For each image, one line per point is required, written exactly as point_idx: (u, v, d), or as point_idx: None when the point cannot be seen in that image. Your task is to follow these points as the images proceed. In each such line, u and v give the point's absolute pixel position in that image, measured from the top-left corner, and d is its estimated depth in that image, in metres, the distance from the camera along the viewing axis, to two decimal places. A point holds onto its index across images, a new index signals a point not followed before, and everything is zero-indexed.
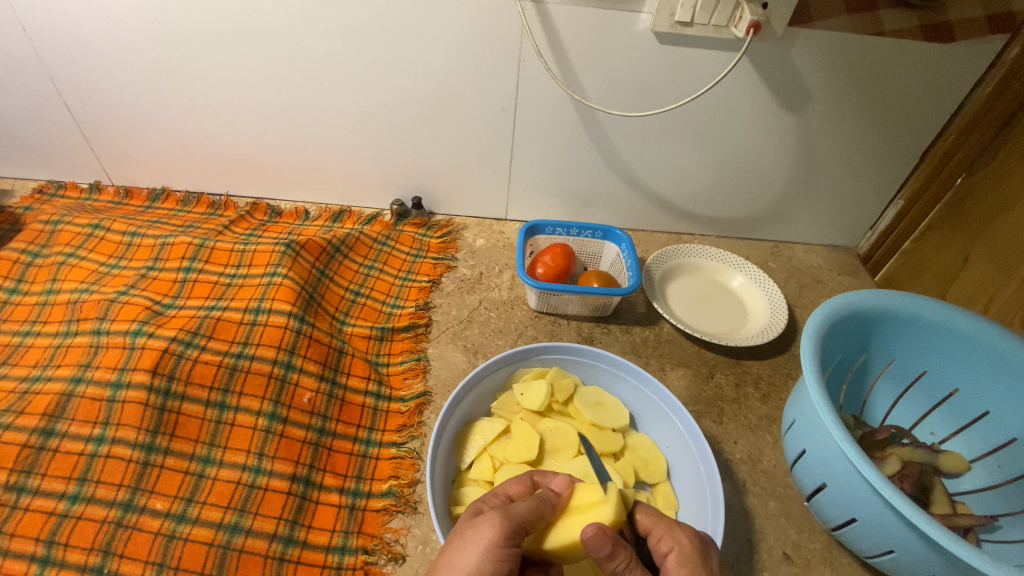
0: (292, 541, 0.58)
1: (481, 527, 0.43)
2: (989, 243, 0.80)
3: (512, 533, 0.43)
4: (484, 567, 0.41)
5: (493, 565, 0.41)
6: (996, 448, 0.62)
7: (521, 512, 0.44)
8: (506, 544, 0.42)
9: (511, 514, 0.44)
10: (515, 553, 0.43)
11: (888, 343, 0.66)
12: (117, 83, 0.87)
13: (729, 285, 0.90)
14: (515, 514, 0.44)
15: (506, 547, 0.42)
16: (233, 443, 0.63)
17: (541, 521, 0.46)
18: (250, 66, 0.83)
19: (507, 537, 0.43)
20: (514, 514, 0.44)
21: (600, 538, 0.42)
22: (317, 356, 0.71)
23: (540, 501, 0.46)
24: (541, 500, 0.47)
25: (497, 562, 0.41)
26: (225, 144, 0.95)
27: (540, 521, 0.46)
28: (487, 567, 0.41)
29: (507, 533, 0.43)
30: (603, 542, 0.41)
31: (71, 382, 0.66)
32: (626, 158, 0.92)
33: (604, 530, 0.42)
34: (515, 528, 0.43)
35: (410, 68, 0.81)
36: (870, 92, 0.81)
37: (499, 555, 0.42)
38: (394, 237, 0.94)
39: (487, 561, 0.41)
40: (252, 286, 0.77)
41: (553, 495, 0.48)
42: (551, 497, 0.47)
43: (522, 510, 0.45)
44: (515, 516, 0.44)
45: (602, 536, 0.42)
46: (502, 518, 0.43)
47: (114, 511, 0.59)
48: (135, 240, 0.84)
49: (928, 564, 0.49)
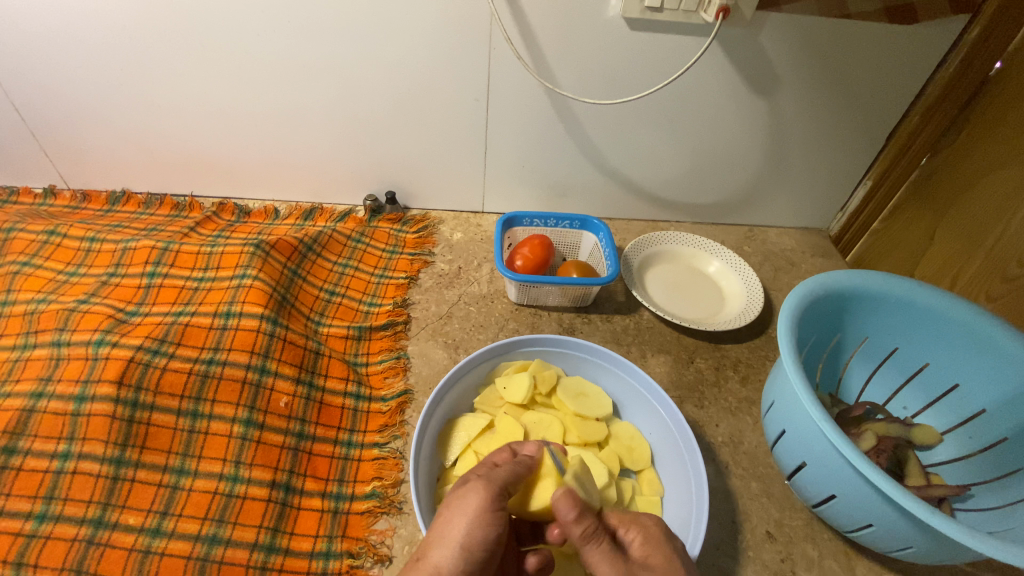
0: (274, 550, 0.55)
1: (468, 496, 0.43)
2: (954, 220, 0.83)
3: (496, 495, 0.43)
4: (474, 533, 0.41)
5: (484, 530, 0.42)
6: (966, 420, 0.64)
7: (501, 476, 0.45)
8: (494, 508, 0.43)
9: (494, 479, 0.45)
10: (502, 515, 0.43)
11: (862, 322, 0.68)
12: (67, 81, 0.83)
13: (705, 270, 0.92)
14: (496, 479, 0.45)
15: (494, 511, 0.42)
16: (209, 452, 0.60)
17: (520, 481, 0.46)
18: (209, 60, 0.79)
19: (494, 502, 0.43)
20: (496, 479, 0.45)
21: (567, 501, 0.42)
22: (292, 359, 0.68)
23: (517, 464, 0.47)
24: (517, 463, 0.47)
25: (487, 526, 0.42)
26: (188, 144, 0.92)
27: (519, 482, 0.46)
28: (477, 533, 0.41)
29: (493, 497, 0.43)
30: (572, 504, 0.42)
31: (32, 398, 0.62)
32: (601, 146, 0.92)
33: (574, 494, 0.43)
34: (500, 492, 0.44)
35: (377, 61, 0.79)
36: (838, 75, 0.82)
37: (489, 520, 0.42)
38: (368, 233, 0.92)
39: (479, 526, 0.42)
40: (220, 290, 0.73)
41: (527, 457, 0.49)
42: (527, 458, 0.49)
43: (502, 474, 0.45)
44: (496, 480, 0.45)
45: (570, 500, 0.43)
46: (485, 483, 0.44)
47: (84, 529, 0.55)
48: (94, 246, 0.79)
49: (906, 537, 0.50)
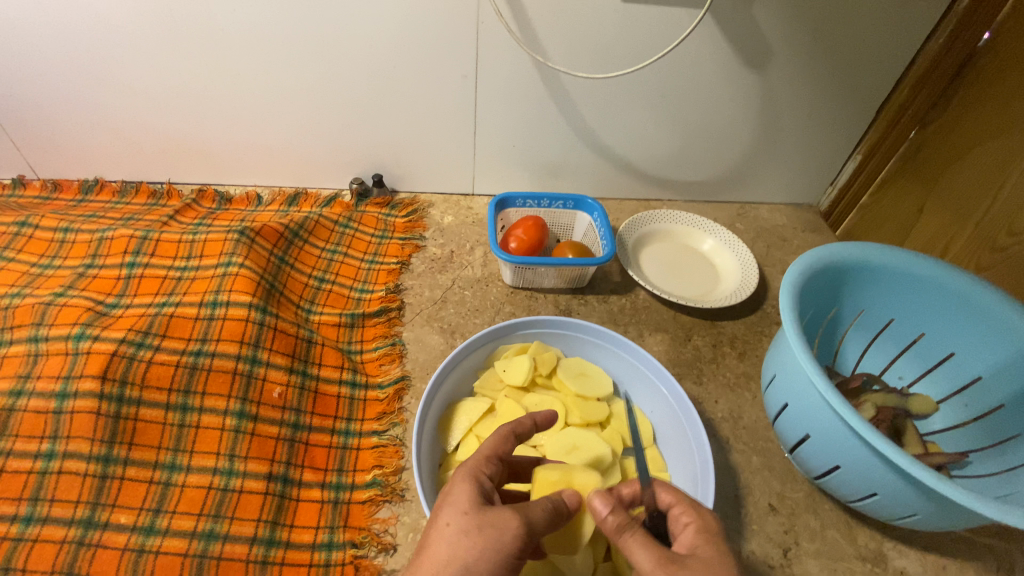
0: (274, 543, 0.54)
1: (503, 530, 0.39)
2: (943, 193, 0.84)
3: (529, 539, 0.39)
4: (497, 571, 0.38)
5: (481, 532, 0.39)
6: (962, 388, 0.64)
7: (512, 484, 0.43)
8: (523, 551, 0.39)
9: (533, 521, 0.40)
10: (525, 557, 0.40)
11: (858, 294, 0.68)
12: (29, 63, 0.78)
13: (700, 248, 0.91)
14: (505, 485, 0.43)
15: (523, 554, 0.39)
16: (201, 447, 0.58)
17: (552, 527, 0.43)
18: (182, 37, 0.75)
19: (495, 505, 0.41)
20: (534, 520, 0.40)
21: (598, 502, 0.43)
22: (283, 348, 0.65)
23: (558, 507, 0.43)
24: (558, 505, 0.43)
25: (510, 565, 0.38)
26: (164, 128, 0.88)
27: (532, 499, 0.44)
28: (500, 569, 0.38)
29: (526, 539, 0.39)
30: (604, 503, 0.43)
31: (10, 396, 0.59)
32: (593, 124, 0.90)
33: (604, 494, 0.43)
34: (503, 494, 0.42)
35: (361, 37, 0.76)
36: (831, 46, 0.82)
37: (514, 559, 0.39)
38: (356, 218, 0.90)
39: (503, 565, 0.38)
40: (205, 279, 0.70)
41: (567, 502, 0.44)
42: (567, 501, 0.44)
43: (541, 516, 0.41)
44: (534, 522, 0.40)
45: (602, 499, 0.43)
46: (524, 524, 0.39)
47: (74, 530, 0.53)
48: (69, 236, 0.75)
49: (910, 504, 0.50)
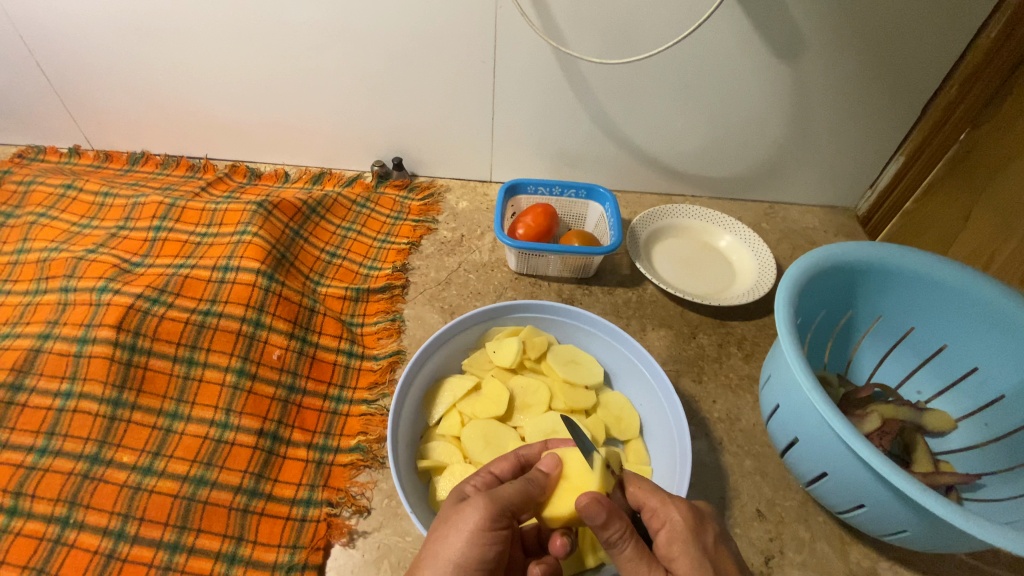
0: (257, 494, 0.57)
1: (466, 513, 0.42)
2: (990, 201, 0.76)
3: (497, 516, 0.42)
4: (468, 552, 0.40)
5: (480, 548, 0.41)
6: (984, 406, 0.59)
7: (507, 494, 0.43)
8: (491, 527, 0.41)
9: (497, 496, 0.43)
10: (502, 534, 0.42)
11: (875, 299, 0.64)
12: (85, 41, 0.85)
13: (717, 245, 0.88)
14: (501, 496, 0.43)
15: (492, 530, 0.41)
16: (201, 399, 0.62)
17: (529, 502, 0.45)
18: (219, 20, 0.80)
19: (494, 520, 0.42)
20: (500, 497, 0.43)
21: (593, 507, 0.40)
22: (286, 314, 0.69)
23: (528, 483, 0.45)
24: (528, 482, 0.45)
25: (484, 546, 0.41)
26: (202, 106, 0.93)
27: (528, 503, 0.44)
28: (471, 552, 0.40)
29: (493, 517, 0.42)
30: (598, 512, 0.39)
31: (39, 339, 0.65)
32: (613, 113, 0.89)
33: (600, 499, 0.40)
34: (502, 510, 0.42)
35: (382, 22, 0.78)
36: (869, 36, 0.77)
37: (485, 539, 0.41)
38: (374, 199, 0.92)
39: (473, 546, 0.40)
40: (221, 245, 0.74)
41: (541, 476, 0.46)
42: (539, 477, 0.46)
43: (507, 493, 0.43)
44: (500, 499, 0.43)
45: (597, 507, 0.40)
46: (486, 502, 0.42)
47: (81, 464, 0.58)
48: (107, 201, 0.82)
49: (900, 519, 0.47)
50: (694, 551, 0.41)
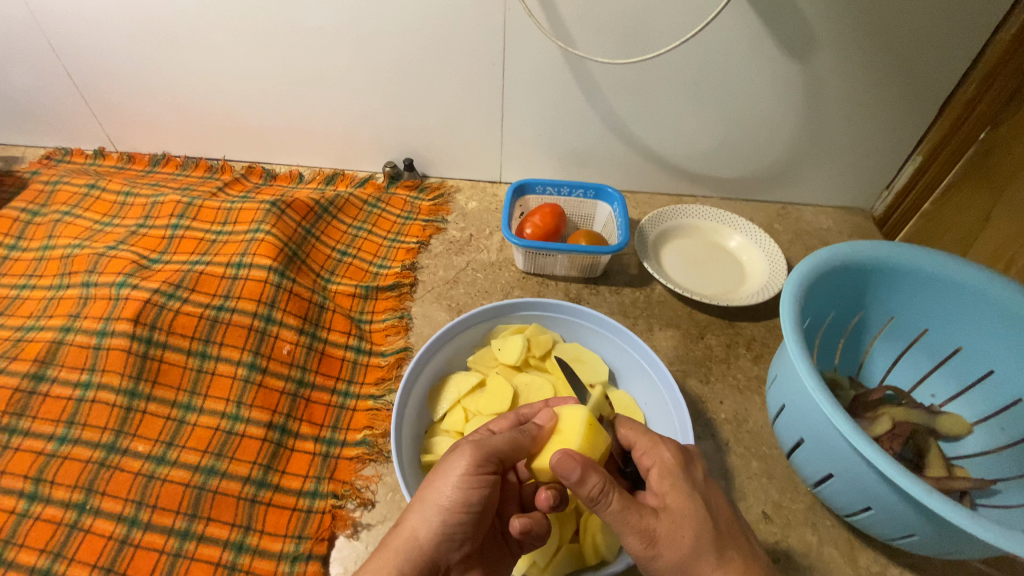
0: (265, 485, 0.58)
1: (454, 460, 0.44)
2: (1010, 202, 0.74)
3: (483, 461, 0.43)
4: (454, 495, 0.43)
5: (466, 491, 0.43)
6: (1000, 410, 0.58)
7: (495, 443, 0.45)
8: (476, 472, 0.43)
9: (483, 444, 0.44)
10: (489, 479, 0.44)
11: (887, 300, 0.63)
12: (109, 47, 0.88)
13: (726, 245, 0.87)
14: (489, 444, 0.45)
15: (477, 475, 0.43)
16: (213, 391, 0.64)
17: (520, 451, 0.46)
18: (236, 27, 0.82)
19: (480, 465, 0.43)
20: (487, 445, 0.44)
21: (567, 463, 0.40)
22: (296, 310, 0.70)
23: (518, 433, 0.46)
24: (519, 432, 0.46)
25: (470, 489, 0.43)
26: (220, 110, 0.96)
27: (518, 452, 0.46)
28: (457, 495, 0.43)
29: (479, 462, 0.43)
30: (571, 468, 0.39)
31: (61, 331, 0.67)
32: (622, 114, 0.89)
33: (573, 456, 0.40)
34: (489, 456, 0.44)
35: (394, 26, 0.80)
36: (883, 34, 0.76)
37: (471, 482, 0.43)
38: (385, 199, 0.94)
39: (459, 489, 0.43)
40: (235, 242, 0.76)
41: (534, 428, 0.47)
42: (531, 428, 0.47)
43: (496, 442, 0.45)
44: (487, 446, 0.44)
45: (571, 461, 0.40)
46: (472, 448, 0.44)
47: (98, 452, 0.60)
48: (128, 199, 0.85)
49: (907, 523, 0.46)
50: (684, 484, 0.43)
